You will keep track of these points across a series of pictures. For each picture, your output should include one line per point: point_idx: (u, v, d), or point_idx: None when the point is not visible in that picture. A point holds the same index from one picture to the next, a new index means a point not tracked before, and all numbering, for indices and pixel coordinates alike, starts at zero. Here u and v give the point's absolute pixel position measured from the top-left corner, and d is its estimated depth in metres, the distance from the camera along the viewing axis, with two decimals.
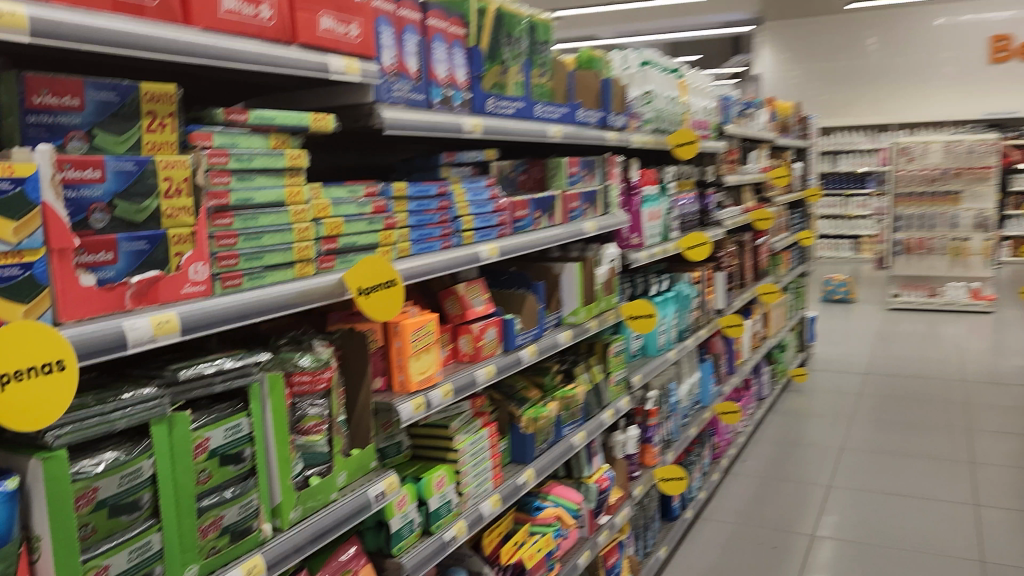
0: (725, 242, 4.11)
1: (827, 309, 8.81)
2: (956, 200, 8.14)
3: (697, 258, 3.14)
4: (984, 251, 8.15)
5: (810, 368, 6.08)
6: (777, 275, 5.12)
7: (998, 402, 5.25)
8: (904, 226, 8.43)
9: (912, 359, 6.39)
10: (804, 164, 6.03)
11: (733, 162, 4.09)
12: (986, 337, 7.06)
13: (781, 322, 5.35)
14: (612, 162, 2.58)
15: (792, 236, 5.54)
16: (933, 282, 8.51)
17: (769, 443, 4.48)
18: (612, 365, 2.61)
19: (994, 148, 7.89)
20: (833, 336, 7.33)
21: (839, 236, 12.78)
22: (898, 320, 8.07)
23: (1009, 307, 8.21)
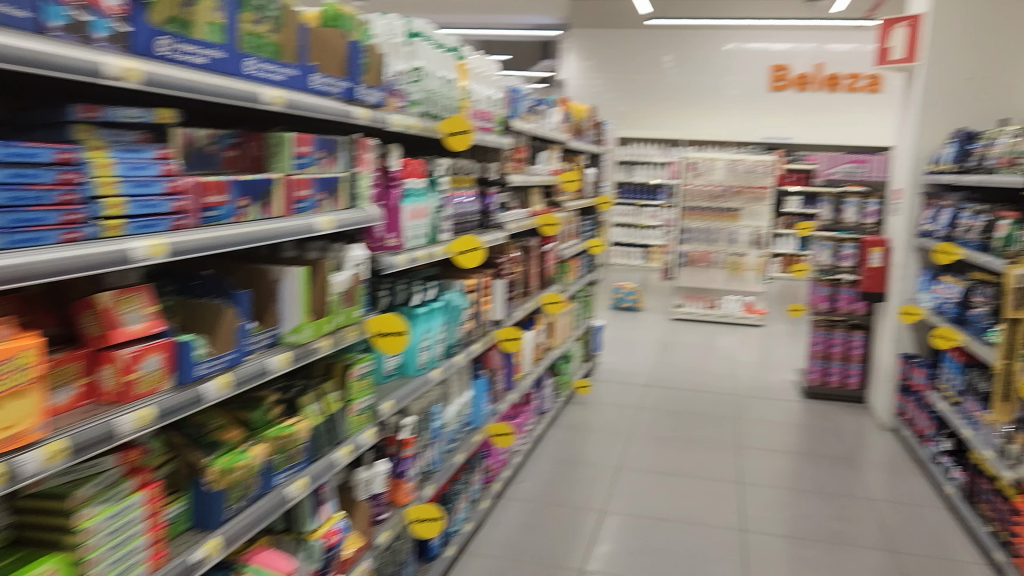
0: (508, 247, 3.79)
1: (615, 317, 8.92)
2: (735, 217, 8.52)
3: (469, 264, 2.77)
4: (758, 267, 8.58)
5: (595, 379, 5.99)
6: (564, 284, 4.91)
7: (764, 415, 5.39)
8: (689, 239, 8.71)
9: (690, 370, 6.50)
10: (597, 171, 5.93)
11: (520, 161, 3.78)
12: (756, 349, 7.39)
13: (567, 333, 5.16)
14: (362, 145, 2.11)
15: (582, 244, 5.39)
16: (712, 294, 8.87)
17: (547, 463, 4.24)
18: (354, 391, 2.15)
19: (770, 170, 8.33)
20: (619, 345, 7.36)
21: (631, 245, 13.17)
22: (679, 330, 8.30)
23: (777, 321, 8.71)
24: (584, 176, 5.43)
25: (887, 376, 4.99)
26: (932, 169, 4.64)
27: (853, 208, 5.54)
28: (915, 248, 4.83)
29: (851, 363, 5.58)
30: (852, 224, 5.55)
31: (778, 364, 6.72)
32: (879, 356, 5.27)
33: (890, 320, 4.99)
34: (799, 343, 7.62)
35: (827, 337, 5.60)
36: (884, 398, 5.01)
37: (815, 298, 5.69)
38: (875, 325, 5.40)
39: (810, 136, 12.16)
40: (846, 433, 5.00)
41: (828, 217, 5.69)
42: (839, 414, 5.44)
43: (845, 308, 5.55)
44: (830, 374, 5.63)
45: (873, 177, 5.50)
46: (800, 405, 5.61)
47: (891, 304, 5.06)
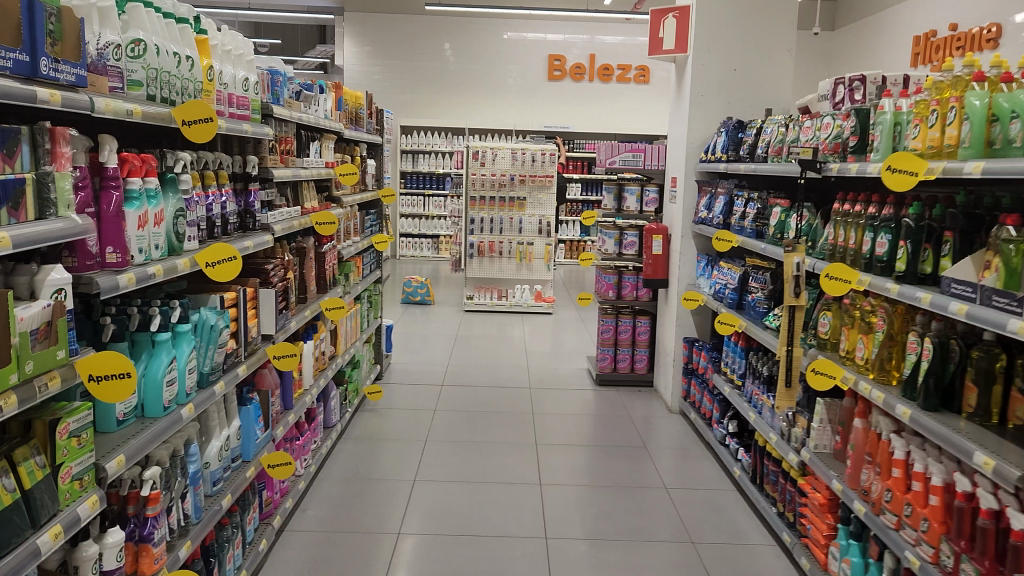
0: (278, 251, 3.34)
1: (405, 312, 8.60)
2: (521, 206, 8.50)
3: (223, 277, 2.31)
4: (545, 254, 8.66)
5: (386, 382, 5.65)
6: (347, 286, 4.51)
7: (559, 407, 5.36)
8: (476, 230, 8.58)
9: (485, 364, 6.35)
10: (378, 161, 5.55)
11: (285, 154, 3.33)
12: (547, 338, 7.43)
13: (353, 338, 4.77)
14: (53, 136, 1.61)
15: (365, 241, 5.00)
16: (502, 284, 8.83)
17: (336, 484, 3.84)
18: (66, 454, 1.62)
19: (552, 159, 8.39)
20: (411, 342, 7.05)
21: (419, 235, 12.91)
22: (471, 322, 8.16)
23: (564, 307, 8.86)
24: (364, 167, 5.04)
25: (673, 361, 5.14)
26: (706, 159, 4.80)
27: (634, 197, 5.62)
28: (693, 234, 4.98)
29: (639, 349, 5.72)
30: (634, 212, 5.63)
31: (569, 352, 6.77)
32: (664, 340, 5.42)
33: (674, 306, 5.13)
34: (587, 329, 7.77)
35: (615, 325, 5.71)
36: (672, 382, 5.17)
37: (601, 286, 5.74)
38: (659, 310, 5.55)
39: (587, 125, 12.56)
40: (637, 419, 5.08)
41: (611, 207, 5.73)
42: (630, 400, 5.53)
43: (630, 295, 5.68)
44: (620, 360, 5.73)
45: (651, 166, 5.63)
46: (593, 394, 5.64)
47: (673, 290, 5.21)
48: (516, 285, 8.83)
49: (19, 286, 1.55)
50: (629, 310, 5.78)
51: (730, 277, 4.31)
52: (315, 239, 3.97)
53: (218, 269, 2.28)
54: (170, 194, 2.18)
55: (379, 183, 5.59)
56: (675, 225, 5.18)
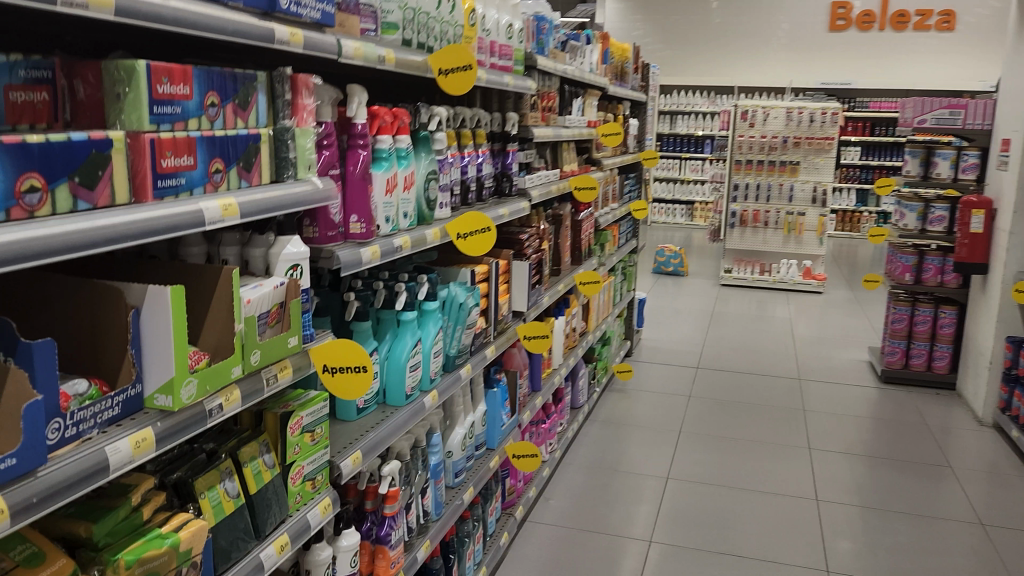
0: (533, 219, 3.06)
1: (657, 283, 8.16)
2: (793, 171, 7.63)
3: (474, 252, 2.05)
4: (818, 227, 7.74)
5: (636, 359, 5.29)
6: (603, 257, 4.17)
7: (835, 404, 4.65)
8: (740, 197, 7.86)
9: (745, 346, 5.74)
10: (641, 121, 5.12)
11: (549, 112, 3.02)
12: (818, 321, 6.61)
13: (605, 312, 4.44)
14: (296, 84, 1.38)
15: (624, 208, 4.62)
16: (765, 257, 8.06)
17: (581, 471, 3.56)
18: (298, 452, 1.44)
19: (834, 118, 7.41)
20: (662, 316, 6.61)
21: (673, 201, 12.32)
22: (729, 297, 7.53)
23: (837, 287, 7.89)
24: (627, 128, 4.64)
25: (988, 363, 4.19)
26: None
27: (947, 161, 4.68)
28: None
29: (938, 344, 4.80)
30: (945, 181, 4.69)
31: (846, 339, 5.94)
32: (976, 337, 4.46)
33: (994, 297, 4.18)
34: (867, 314, 6.82)
35: (909, 315, 4.83)
36: (984, 388, 4.21)
37: (895, 268, 4.89)
38: (970, 301, 4.59)
39: (872, 80, 11.10)
40: (935, 428, 4.25)
41: (915, 173, 4.84)
42: (925, 403, 4.66)
43: (934, 280, 4.76)
44: (913, 356, 4.85)
45: (970, 126, 4.57)
46: (876, 392, 4.85)
47: (994, 277, 4.23)
48: (781, 259, 8.01)
49: (255, 260, 1.38)
50: (929, 298, 4.84)
51: None
52: (573, 205, 3.67)
53: (470, 245, 2.03)
54: (422, 155, 1.92)
55: (640, 145, 5.17)
56: (1003, 198, 4.19)
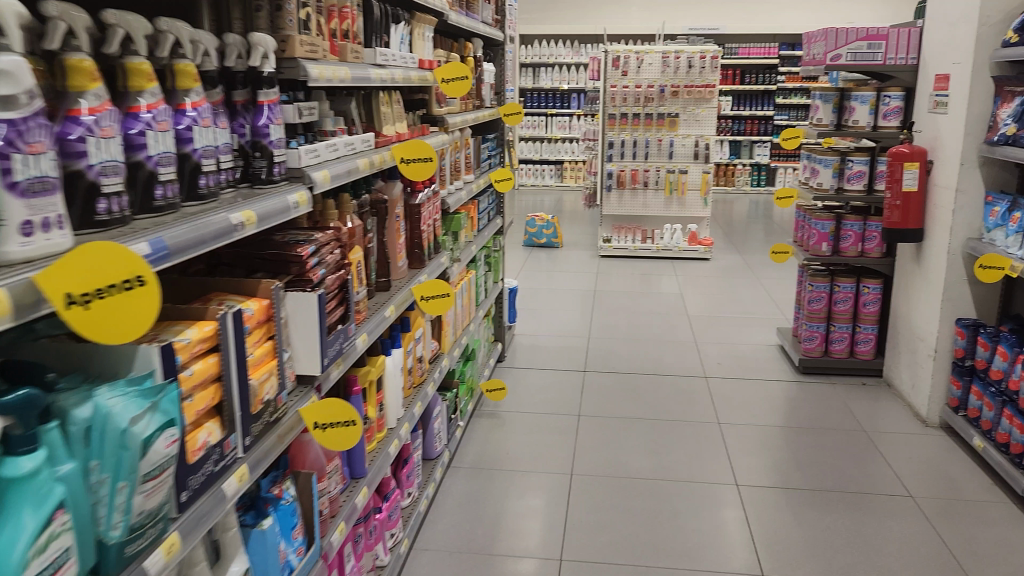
0: (330, 213, 1.92)
1: (530, 258, 7.20)
2: (672, 124, 6.82)
3: (102, 337, 0.89)
4: (702, 186, 6.98)
5: (510, 365, 4.30)
6: (456, 250, 3.11)
7: (750, 405, 3.85)
8: (616, 156, 6.98)
9: (637, 334, 4.87)
10: (498, 68, 4.05)
11: (355, 44, 1.92)
12: (712, 293, 5.85)
13: (465, 322, 3.39)
14: None
15: (483, 181, 3.56)
16: (646, 223, 7.26)
17: (440, 561, 2.53)
18: None
19: (714, 64, 6.63)
20: (538, 300, 5.65)
21: (541, 161, 11.44)
22: (610, 270, 6.68)
23: (724, 252, 7.19)
24: (479, 75, 3.56)
25: (931, 352, 3.48)
26: (1015, 41, 3.01)
27: (866, 106, 3.91)
28: (982, 163, 3.25)
29: (860, 324, 4.09)
30: (864, 130, 3.93)
31: (747, 317, 5.18)
32: (910, 317, 3.75)
33: (937, 273, 3.45)
34: (761, 283, 6.14)
35: (828, 292, 4.09)
36: (929, 381, 3.51)
37: (810, 236, 4.12)
38: (899, 273, 3.89)
39: (741, 25, 10.52)
40: (871, 433, 3.50)
41: (828, 123, 4.06)
42: (851, 397, 3.92)
43: (853, 250, 4.05)
44: (834, 341, 4.13)
45: (893, 62, 3.84)
46: (793, 386, 4.08)
47: (934, 246, 3.50)
48: (663, 224, 7.24)
49: None
50: (848, 271, 4.12)
51: None
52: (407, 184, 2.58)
53: (89, 319, 0.87)
54: None
55: (501, 100, 4.10)
56: (943, 150, 3.45)
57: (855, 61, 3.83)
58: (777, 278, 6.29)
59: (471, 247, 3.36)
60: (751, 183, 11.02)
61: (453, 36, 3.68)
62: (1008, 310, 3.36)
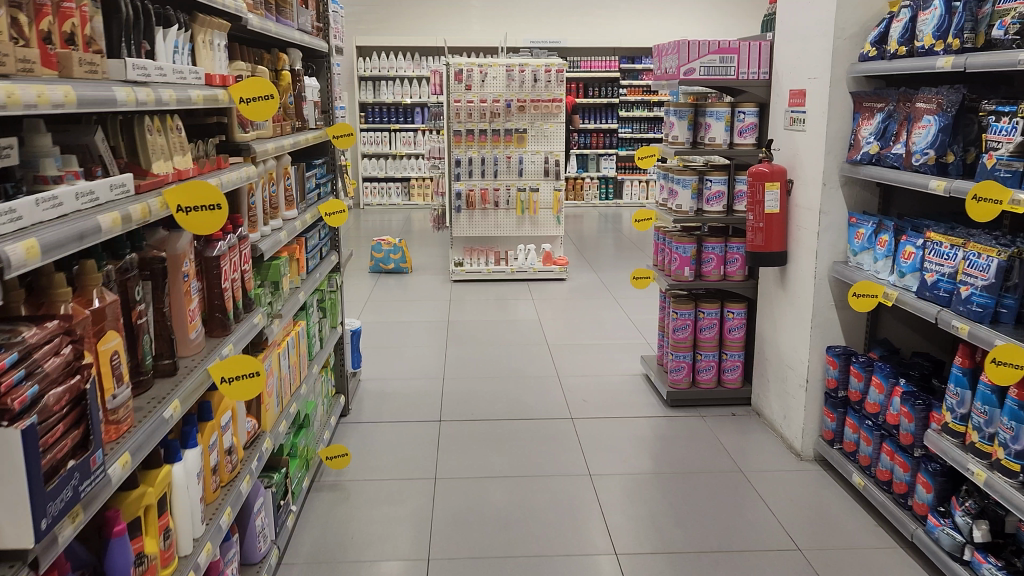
0: (62, 290, 1.36)
1: (376, 286, 6.67)
2: (520, 141, 6.53)
3: None
4: (554, 203, 6.71)
5: (355, 421, 3.78)
6: (277, 303, 2.58)
7: (620, 448, 3.54)
8: (464, 175, 6.60)
9: (495, 370, 4.48)
10: (322, 84, 3.54)
11: (93, 52, 1.39)
12: (572, 318, 5.57)
13: (296, 384, 2.86)
14: None
15: (310, 216, 3.04)
16: (498, 244, 6.93)
17: None
18: None
19: (560, 77, 6.41)
20: (386, 337, 5.15)
21: (387, 179, 10.97)
22: (463, 296, 6.29)
23: (579, 271, 6.97)
24: (298, 91, 3.04)
25: (802, 382, 3.30)
26: (873, 55, 2.85)
27: (721, 123, 3.72)
28: (845, 182, 3.10)
29: (726, 351, 3.90)
30: (721, 147, 3.74)
31: (609, 344, 4.92)
32: (777, 343, 3.59)
33: (803, 298, 3.29)
34: (619, 304, 5.93)
35: (693, 319, 3.87)
36: (801, 412, 3.33)
37: (671, 261, 3.89)
38: (763, 297, 3.72)
39: (582, 38, 10.49)
40: (747, 472, 3.27)
41: (684, 140, 3.85)
42: (721, 429, 3.70)
43: (716, 274, 3.85)
44: (701, 370, 3.92)
45: (745, 77, 3.66)
46: (663, 420, 3.82)
47: (799, 270, 3.33)
48: (517, 245, 6.93)
49: None
50: (711, 296, 3.93)
51: (945, 261, 2.49)
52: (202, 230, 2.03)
53: None
54: None
55: (330, 120, 3.59)
56: (802, 170, 3.29)
57: (708, 75, 3.65)
58: (634, 298, 6.11)
59: (298, 296, 2.84)
60: (600, 196, 11.00)
61: (267, 47, 3.15)
62: (875, 334, 3.23)
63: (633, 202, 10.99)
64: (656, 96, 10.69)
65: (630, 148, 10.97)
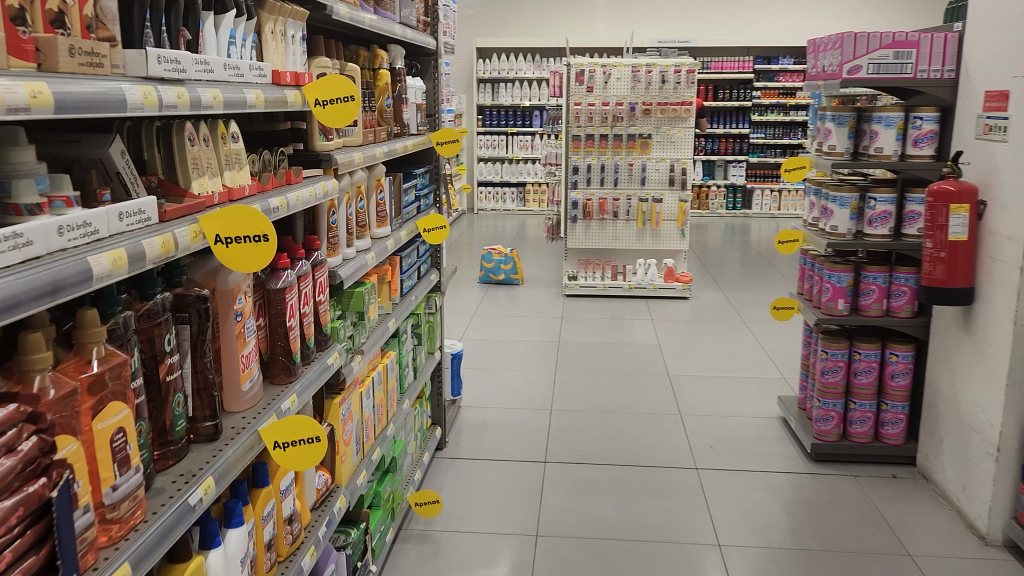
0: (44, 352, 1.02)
1: (485, 299, 6.35)
2: (645, 147, 6.06)
3: None
4: (679, 215, 6.18)
5: (451, 456, 3.42)
6: (360, 336, 2.24)
7: (753, 509, 3.01)
8: (581, 183, 6.19)
9: (608, 403, 4.03)
10: (429, 85, 3.22)
11: (102, 39, 1.07)
12: (695, 344, 5.04)
13: (382, 424, 2.52)
14: None
15: (407, 232, 2.72)
16: (615, 257, 6.47)
17: None
18: None
19: (690, 79, 5.90)
20: (491, 356, 4.80)
21: (502, 184, 10.74)
22: (575, 313, 5.87)
23: (703, 290, 6.41)
24: (400, 91, 2.72)
25: (992, 450, 2.69)
26: None
27: (892, 130, 3.13)
28: None
29: (886, 401, 3.29)
30: (890, 160, 3.16)
31: (738, 378, 4.37)
32: (956, 398, 2.97)
33: (998, 348, 2.68)
34: (748, 330, 5.35)
35: (846, 361, 3.29)
36: (988, 487, 2.72)
37: (822, 292, 3.32)
38: (937, 339, 3.12)
39: (713, 37, 9.87)
40: (915, 556, 2.67)
41: (843, 150, 3.27)
42: (878, 493, 3.11)
43: (877, 308, 3.26)
44: (854, 422, 3.32)
45: (924, 75, 3.06)
46: (805, 477, 3.26)
47: (993, 312, 2.73)
48: (635, 259, 6.45)
49: None
50: (869, 334, 3.33)
51: None
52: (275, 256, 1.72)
53: None
54: None
55: (435, 123, 3.27)
56: (1003, 190, 2.68)
57: (879, 73, 3.07)
58: (765, 323, 5.51)
59: (387, 325, 2.51)
60: (726, 206, 10.31)
61: (365, 43, 2.84)
62: None
63: (762, 213, 10.24)
64: (793, 98, 9.92)
65: (761, 154, 10.23)
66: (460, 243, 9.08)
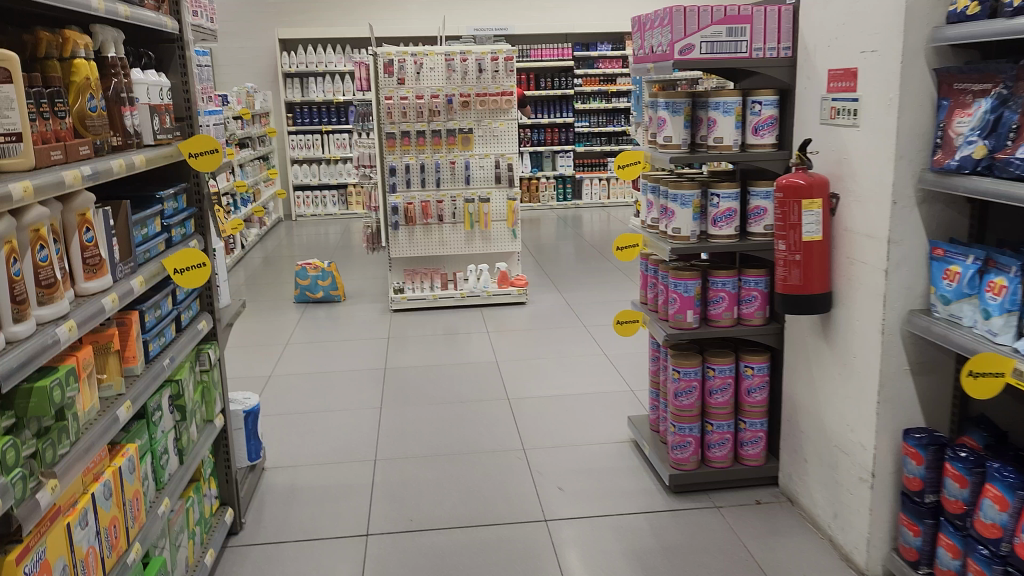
0: None
1: (300, 322, 5.60)
2: (466, 143, 5.56)
3: None
4: (508, 214, 5.74)
5: (246, 545, 2.73)
6: (54, 448, 1.53)
7: (612, 568, 2.57)
8: (400, 185, 5.59)
9: (441, 445, 3.48)
10: (175, 82, 2.50)
11: None
12: (535, 358, 4.58)
13: (118, 549, 1.81)
14: None
15: (147, 278, 2.02)
16: (444, 264, 5.92)
17: None
18: None
19: (509, 67, 5.46)
20: (304, 396, 4.11)
21: (321, 187, 9.92)
22: (403, 331, 5.28)
23: (540, 293, 6.01)
24: (116, 89, 2.01)
25: (866, 476, 2.37)
26: (973, 13, 1.92)
27: (731, 117, 2.76)
28: (924, 199, 2.18)
29: (743, 418, 2.95)
30: (730, 151, 2.79)
31: (583, 398, 3.95)
32: (820, 415, 2.65)
33: (864, 360, 2.36)
34: (589, 335, 4.98)
35: (700, 379, 2.93)
36: (865, 517, 2.40)
37: (669, 303, 2.94)
38: (794, 348, 2.80)
39: (531, 25, 9.56)
40: None
41: (680, 142, 2.88)
42: (746, 528, 2.75)
43: (727, 318, 2.91)
44: (713, 446, 2.97)
45: (760, 55, 2.73)
46: (666, 516, 2.86)
47: (855, 320, 2.41)
48: (466, 265, 5.93)
49: None
50: (721, 346, 2.99)
51: None
52: None
53: None
54: None
55: (188, 127, 2.54)
56: (857, 182, 2.35)
57: (712, 53, 2.69)
58: (606, 325, 5.17)
59: (115, 414, 1.81)
60: (557, 198, 10.05)
61: (63, 24, 2.09)
62: (964, 411, 2.31)
63: (593, 202, 10.08)
64: (613, 85, 9.80)
65: (587, 143, 10.05)
66: (275, 255, 8.20)
